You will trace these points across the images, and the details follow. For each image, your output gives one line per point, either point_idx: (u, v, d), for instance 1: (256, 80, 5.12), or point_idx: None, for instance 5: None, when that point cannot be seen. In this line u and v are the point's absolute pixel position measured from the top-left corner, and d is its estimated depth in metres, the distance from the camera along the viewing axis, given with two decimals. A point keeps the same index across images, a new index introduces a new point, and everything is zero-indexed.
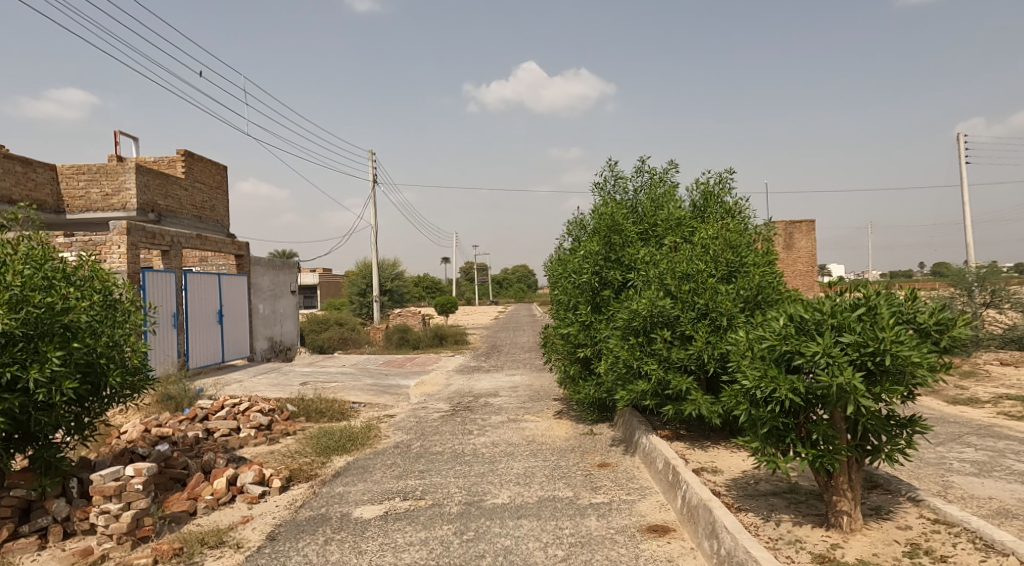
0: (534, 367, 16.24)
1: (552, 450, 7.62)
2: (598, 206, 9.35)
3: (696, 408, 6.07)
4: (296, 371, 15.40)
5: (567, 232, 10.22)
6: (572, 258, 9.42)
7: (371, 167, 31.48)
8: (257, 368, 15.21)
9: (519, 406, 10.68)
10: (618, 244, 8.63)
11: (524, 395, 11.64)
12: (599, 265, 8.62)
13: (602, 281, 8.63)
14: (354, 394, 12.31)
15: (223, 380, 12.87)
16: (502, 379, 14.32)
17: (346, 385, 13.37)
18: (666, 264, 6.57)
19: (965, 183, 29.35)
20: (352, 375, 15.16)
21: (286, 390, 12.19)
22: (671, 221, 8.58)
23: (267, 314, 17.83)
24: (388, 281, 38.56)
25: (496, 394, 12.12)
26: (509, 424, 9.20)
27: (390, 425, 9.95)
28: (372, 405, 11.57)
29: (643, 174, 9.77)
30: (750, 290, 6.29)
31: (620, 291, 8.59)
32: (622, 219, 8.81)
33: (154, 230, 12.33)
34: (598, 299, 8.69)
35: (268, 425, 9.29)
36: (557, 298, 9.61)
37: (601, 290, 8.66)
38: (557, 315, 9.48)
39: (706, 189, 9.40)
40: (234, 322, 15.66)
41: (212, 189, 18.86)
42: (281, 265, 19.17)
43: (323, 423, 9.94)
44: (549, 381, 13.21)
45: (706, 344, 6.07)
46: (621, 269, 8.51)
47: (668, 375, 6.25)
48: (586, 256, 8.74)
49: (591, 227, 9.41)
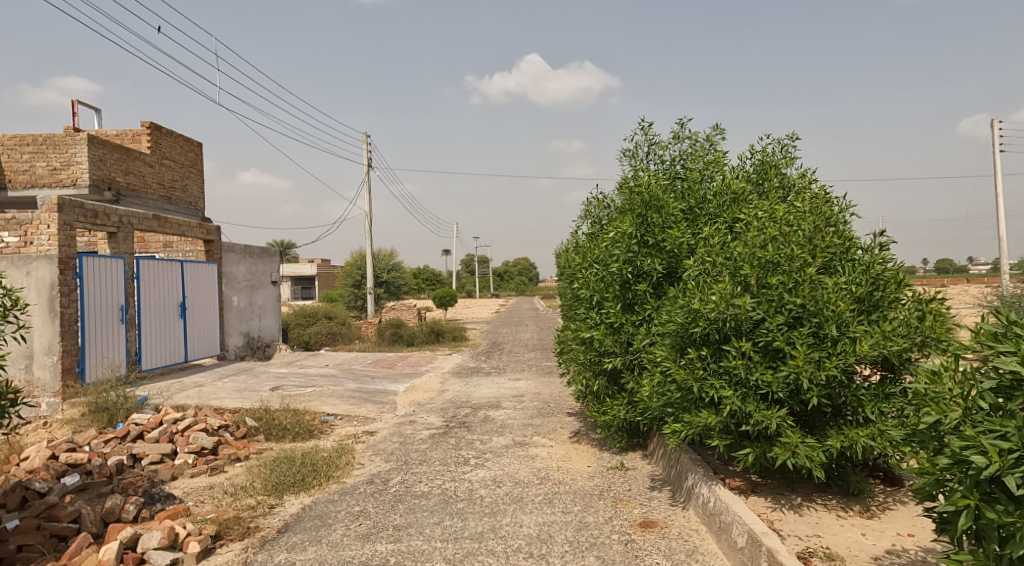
0: (541, 370, 14.36)
1: (573, 495, 5.74)
2: (629, 178, 7.51)
3: (792, 456, 4.22)
4: (270, 372, 13.53)
5: (587, 213, 8.36)
6: (594, 244, 7.59)
7: (366, 150, 29.57)
8: (226, 369, 13.35)
9: (525, 423, 8.83)
10: (657, 223, 6.79)
11: (532, 409, 9.78)
12: (633, 251, 6.78)
13: (636, 271, 6.77)
14: (331, 404, 10.48)
15: (178, 385, 11.00)
16: (505, 385, 12.47)
17: (323, 392, 11.52)
18: (741, 248, 4.76)
19: (998, 175, 27.41)
20: (333, 378, 13.32)
21: (250, 398, 10.34)
22: (727, 195, 6.73)
23: (242, 306, 15.94)
24: (384, 272, 36.67)
25: (497, 406, 10.27)
26: (514, 451, 7.36)
27: (368, 448, 8.10)
28: (350, 418, 9.72)
29: (684, 140, 7.88)
30: (864, 285, 4.43)
31: (661, 284, 6.77)
32: (663, 193, 6.99)
33: (95, 208, 10.39)
34: (630, 296, 6.83)
35: (214, 449, 7.41)
36: (576, 293, 7.74)
37: (635, 283, 6.82)
38: (578, 315, 7.64)
39: (763, 158, 7.49)
40: (201, 316, 13.78)
41: (184, 166, 16.95)
42: (261, 253, 17.20)
43: (285, 445, 8.10)
44: (560, 390, 11.35)
45: (807, 362, 4.21)
46: (662, 256, 6.67)
47: (747, 405, 4.40)
48: (616, 240, 6.91)
49: (620, 205, 7.57)
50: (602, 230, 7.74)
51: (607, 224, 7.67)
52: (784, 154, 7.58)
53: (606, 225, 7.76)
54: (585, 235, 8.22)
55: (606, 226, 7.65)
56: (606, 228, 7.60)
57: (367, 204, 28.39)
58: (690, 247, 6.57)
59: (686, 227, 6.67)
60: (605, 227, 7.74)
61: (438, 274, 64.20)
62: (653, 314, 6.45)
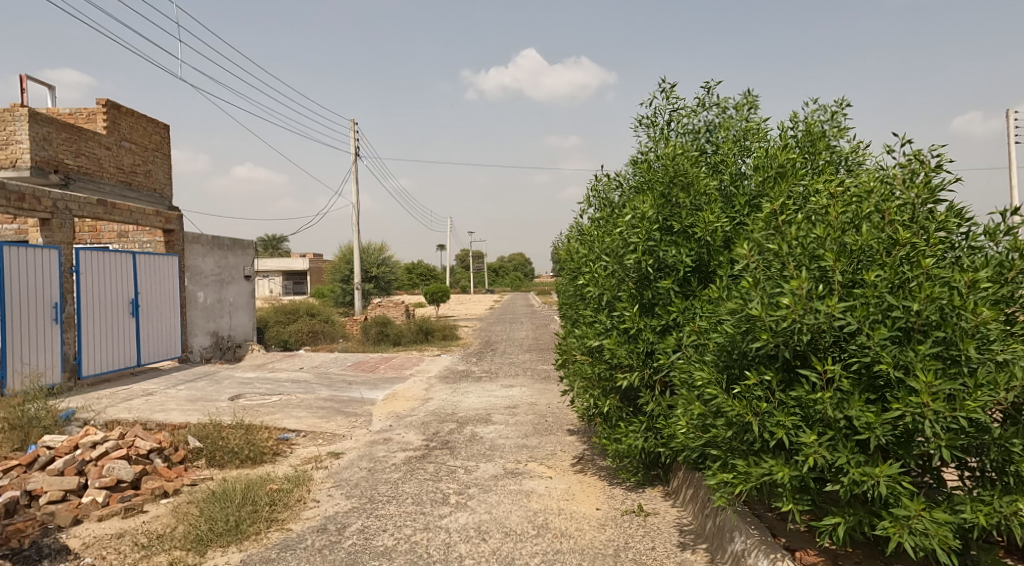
0: (538, 376, 13.02)
1: (580, 556, 4.42)
2: (648, 151, 6.17)
3: (912, 536, 2.88)
4: (235, 376, 12.15)
5: (594, 194, 7.02)
6: (604, 231, 6.26)
7: (353, 139, 28.15)
8: (186, 374, 11.96)
9: (518, 445, 7.51)
10: (684, 204, 5.46)
11: (526, 425, 8.45)
12: (654, 238, 5.45)
13: (657, 264, 5.45)
14: (295, 418, 9.13)
15: (123, 395, 9.63)
16: (497, 393, 11.13)
17: (289, 401, 10.15)
18: (819, 230, 3.44)
19: (1013, 166, 26.22)
20: (305, 384, 11.95)
21: (202, 411, 8.98)
22: (771, 169, 5.40)
23: (209, 303, 14.54)
24: (374, 266, 35.28)
25: (487, 421, 8.95)
26: (505, 485, 6.03)
27: (329, 476, 6.76)
28: (315, 436, 8.38)
29: (711, 107, 6.53)
30: (1006, 286, 3.10)
31: (689, 281, 5.43)
32: (693, 167, 5.66)
33: (22, 190, 9.00)
34: (650, 295, 5.50)
35: (136, 481, 6.02)
36: (583, 291, 6.39)
37: (658, 277, 5.49)
38: (585, 317, 6.30)
39: (809, 125, 6.16)
40: (159, 314, 12.37)
41: (148, 150, 15.54)
42: (233, 245, 15.79)
43: (229, 472, 6.74)
44: (558, 401, 10.02)
45: (934, 398, 2.88)
46: (691, 246, 5.34)
47: (838, 457, 3.06)
48: (633, 225, 5.58)
49: (635, 184, 6.24)
50: (614, 215, 6.40)
51: (621, 208, 6.34)
52: (835, 122, 6.23)
53: (618, 209, 6.43)
54: (591, 222, 6.88)
55: (619, 211, 6.32)
56: (619, 213, 6.27)
57: (353, 196, 26.99)
58: (726, 235, 5.25)
59: (723, 211, 5.35)
60: (618, 211, 6.41)
61: (433, 269, 62.74)
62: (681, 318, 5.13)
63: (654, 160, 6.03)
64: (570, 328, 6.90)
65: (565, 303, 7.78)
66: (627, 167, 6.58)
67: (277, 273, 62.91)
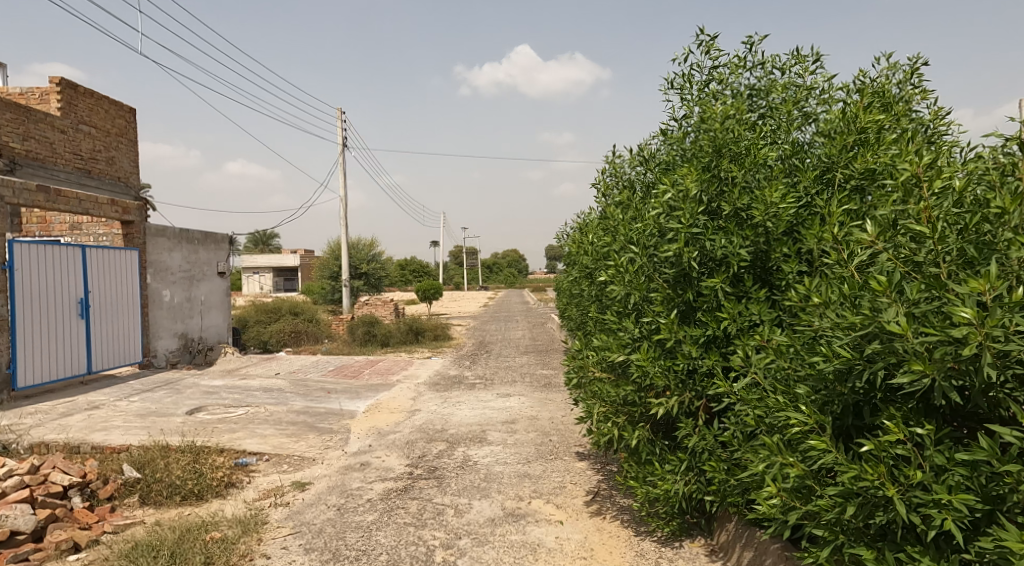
0: (538, 383, 11.77)
1: None
2: (683, 119, 4.99)
3: None
4: (200, 384, 10.88)
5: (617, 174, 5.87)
6: (631, 218, 5.11)
7: (340, 129, 26.83)
8: (143, 382, 10.70)
9: (519, 475, 6.29)
10: (736, 180, 4.28)
11: (527, 448, 7.23)
12: (699, 224, 4.26)
13: (703, 257, 4.28)
14: (259, 437, 7.88)
15: (62, 411, 8.36)
16: (493, 405, 9.89)
17: (255, 416, 8.89)
18: (1001, 205, 2.32)
19: None
20: (277, 393, 10.69)
21: (150, 430, 7.73)
22: (849, 136, 4.22)
23: (177, 302, 13.27)
24: (364, 262, 33.95)
25: (481, 441, 7.72)
26: (504, 534, 4.83)
27: (288, 516, 5.54)
28: (279, 460, 7.13)
29: (758, 66, 5.35)
30: None
31: (743, 280, 4.24)
32: (746, 136, 4.48)
33: None
34: (693, 297, 4.32)
35: (39, 532, 4.80)
36: (604, 292, 5.20)
37: (703, 274, 4.31)
38: (606, 323, 5.12)
39: (882, 84, 4.96)
40: (117, 315, 11.11)
41: (111, 135, 14.23)
42: (205, 238, 14.51)
43: (165, 514, 5.52)
44: (563, 415, 8.79)
45: None
46: (746, 234, 4.15)
47: None
48: (670, 208, 4.41)
49: (668, 160, 5.05)
50: (642, 198, 5.21)
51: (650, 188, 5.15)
52: (914, 82, 5.02)
53: (647, 190, 5.25)
54: (612, 208, 5.68)
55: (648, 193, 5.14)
56: (649, 195, 5.09)
57: (341, 188, 25.67)
58: (792, 220, 4.10)
59: (786, 189, 4.18)
60: (647, 193, 5.22)
61: (426, 265, 61.39)
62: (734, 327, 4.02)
63: (692, 129, 4.85)
64: (586, 336, 5.70)
65: (578, 305, 6.61)
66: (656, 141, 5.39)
67: (267, 270, 61.53)
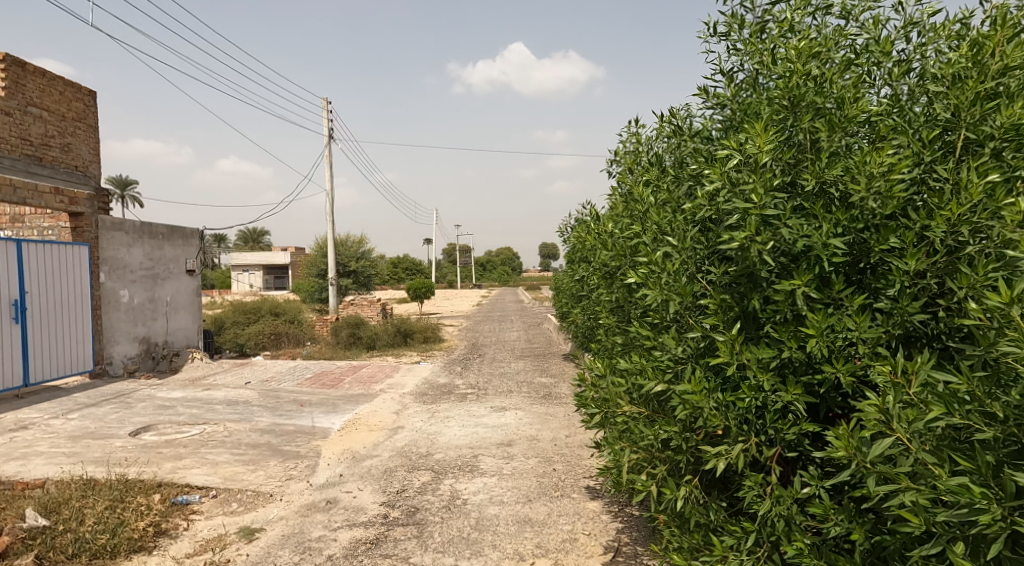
0: (537, 394, 10.55)
1: None
2: (738, 72, 3.79)
3: None
4: (156, 397, 9.64)
5: (647, 149, 4.73)
6: (673, 204, 4.01)
7: (326, 119, 25.49)
8: (91, 394, 9.46)
9: (518, 521, 5.10)
10: (821, 144, 3.12)
11: (527, 482, 6.03)
12: (772, 203, 3.07)
13: (776, 249, 3.10)
14: (210, 465, 6.65)
15: None
16: (486, 422, 8.67)
17: (210, 437, 7.67)
18: None
19: None
20: (243, 407, 9.46)
21: (78, 458, 6.49)
22: (981, 79, 3.01)
23: (138, 303, 12.03)
24: (353, 260, 32.64)
25: (472, 470, 6.51)
26: None
27: None
28: (229, 497, 5.90)
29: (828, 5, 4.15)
30: None
31: (830, 282, 3.09)
32: (830, 86, 3.31)
33: None
34: (759, 308, 3.17)
35: None
36: (634, 296, 4.04)
37: (773, 275, 3.13)
38: (638, 341, 3.95)
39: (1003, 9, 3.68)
40: (60, 318, 9.94)
41: (67, 119, 12.95)
42: (172, 234, 13.27)
43: None
44: (567, 437, 7.59)
45: None
46: (836, 218, 2.99)
47: None
48: (731, 181, 3.22)
49: (720, 126, 3.88)
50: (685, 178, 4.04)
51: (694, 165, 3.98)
52: None
53: (688, 167, 4.08)
54: (641, 192, 4.50)
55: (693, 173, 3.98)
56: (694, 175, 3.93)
57: (327, 182, 24.37)
58: (901, 199, 2.96)
59: (893, 154, 3.03)
60: (689, 170, 4.05)
61: (418, 263, 60.07)
62: (825, 353, 2.92)
63: (765, 77, 3.63)
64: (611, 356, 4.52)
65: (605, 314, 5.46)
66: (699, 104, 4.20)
67: (257, 268, 60.16)
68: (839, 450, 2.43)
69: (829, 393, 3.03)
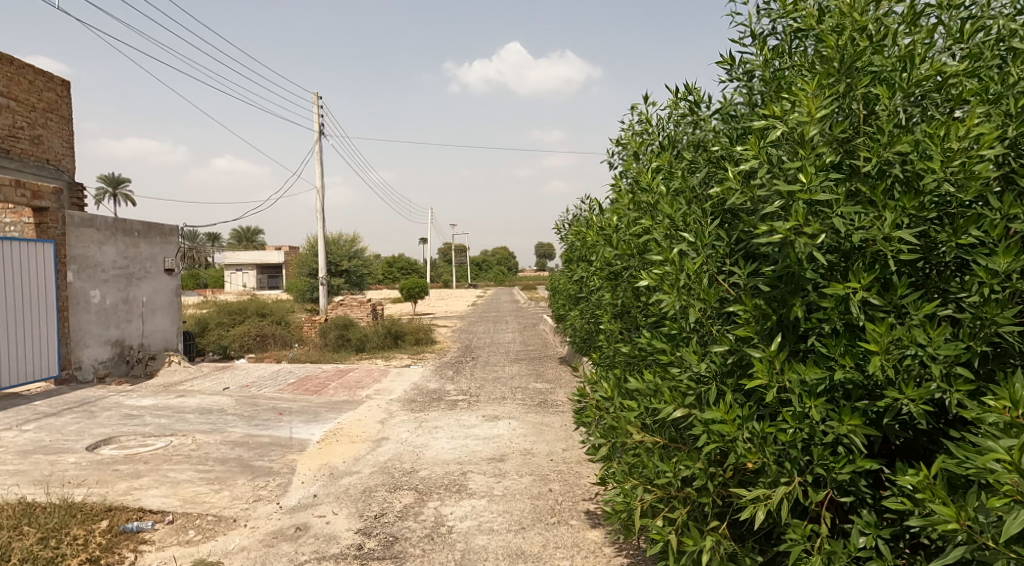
0: (532, 401, 9.94)
1: None
2: (773, 32, 3.18)
3: None
4: (123, 405, 9.00)
5: (658, 130, 4.07)
6: (698, 197, 3.40)
7: (317, 114, 24.81)
8: (53, 402, 8.81)
9: (509, 555, 4.49)
10: (882, 113, 2.51)
11: (520, 507, 5.42)
12: (825, 186, 2.45)
13: (828, 244, 2.49)
14: (170, 484, 6.02)
15: None
16: (477, 433, 8.06)
17: (176, 451, 7.03)
18: None
19: None
20: (216, 416, 8.83)
21: (23, 477, 5.85)
22: None
23: (110, 305, 11.39)
24: (345, 259, 31.96)
25: (460, 491, 5.90)
26: None
27: None
28: (187, 522, 5.27)
29: None
30: None
31: (892, 286, 2.48)
32: (888, 41, 2.70)
33: None
34: (802, 317, 2.58)
35: None
36: (646, 300, 3.43)
37: (820, 277, 2.53)
38: (651, 353, 3.35)
39: None
40: (20, 320, 9.42)
41: (37, 110, 12.29)
42: (149, 231, 12.62)
43: None
44: (565, 452, 6.98)
45: None
46: (902, 205, 2.38)
47: None
48: (773, 158, 2.59)
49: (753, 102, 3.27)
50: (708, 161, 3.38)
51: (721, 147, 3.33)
52: None
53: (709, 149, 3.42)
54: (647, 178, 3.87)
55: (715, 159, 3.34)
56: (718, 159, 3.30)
57: (318, 179, 23.70)
58: (986, 178, 2.35)
59: (975, 124, 2.43)
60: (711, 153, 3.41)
61: (413, 263, 59.37)
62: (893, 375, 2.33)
63: (806, 37, 3.01)
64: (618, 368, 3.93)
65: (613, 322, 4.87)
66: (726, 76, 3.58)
67: (250, 267, 59.43)
68: (947, 519, 2.09)
69: (889, 422, 2.45)
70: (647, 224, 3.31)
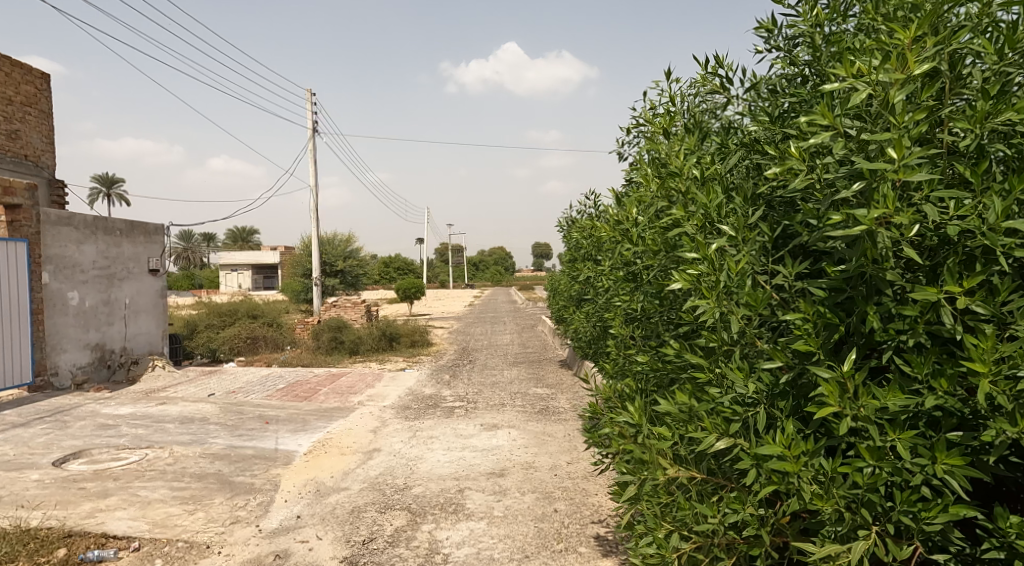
0: (532, 408, 9.44)
1: None
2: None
3: None
4: (99, 414, 8.47)
5: (684, 109, 3.58)
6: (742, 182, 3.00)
7: (310, 111, 24.27)
8: (24, 411, 8.29)
9: None
10: (979, 75, 2.01)
11: (523, 531, 4.93)
12: (920, 165, 1.91)
13: (920, 236, 2.01)
14: (139, 505, 5.50)
15: None
16: (475, 444, 7.55)
17: (150, 466, 6.52)
18: None
19: None
20: (198, 425, 8.31)
21: None
22: None
23: (90, 307, 10.87)
24: (340, 259, 31.41)
25: (457, 512, 5.39)
26: None
27: None
28: (154, 550, 4.75)
29: None
30: None
31: (996, 289, 1.99)
32: None
33: None
34: (878, 329, 2.09)
35: None
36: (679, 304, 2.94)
37: (901, 279, 2.04)
38: (682, 368, 2.87)
39: None
40: None
41: (15, 104, 11.75)
42: (132, 230, 12.09)
43: None
44: (569, 466, 6.48)
45: None
46: (1012, 189, 1.90)
47: None
48: (848, 131, 2.05)
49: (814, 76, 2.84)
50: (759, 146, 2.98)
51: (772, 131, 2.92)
52: None
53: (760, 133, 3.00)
54: (663, 162, 3.39)
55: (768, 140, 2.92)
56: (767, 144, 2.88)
57: (312, 177, 23.17)
58: None
59: None
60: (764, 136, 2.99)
61: (409, 263, 58.80)
62: (1004, 402, 1.85)
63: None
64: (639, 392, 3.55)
65: (635, 327, 4.44)
66: (767, 45, 3.13)
67: (245, 267, 58.82)
68: None
69: (992, 459, 1.98)
70: (673, 216, 2.82)
